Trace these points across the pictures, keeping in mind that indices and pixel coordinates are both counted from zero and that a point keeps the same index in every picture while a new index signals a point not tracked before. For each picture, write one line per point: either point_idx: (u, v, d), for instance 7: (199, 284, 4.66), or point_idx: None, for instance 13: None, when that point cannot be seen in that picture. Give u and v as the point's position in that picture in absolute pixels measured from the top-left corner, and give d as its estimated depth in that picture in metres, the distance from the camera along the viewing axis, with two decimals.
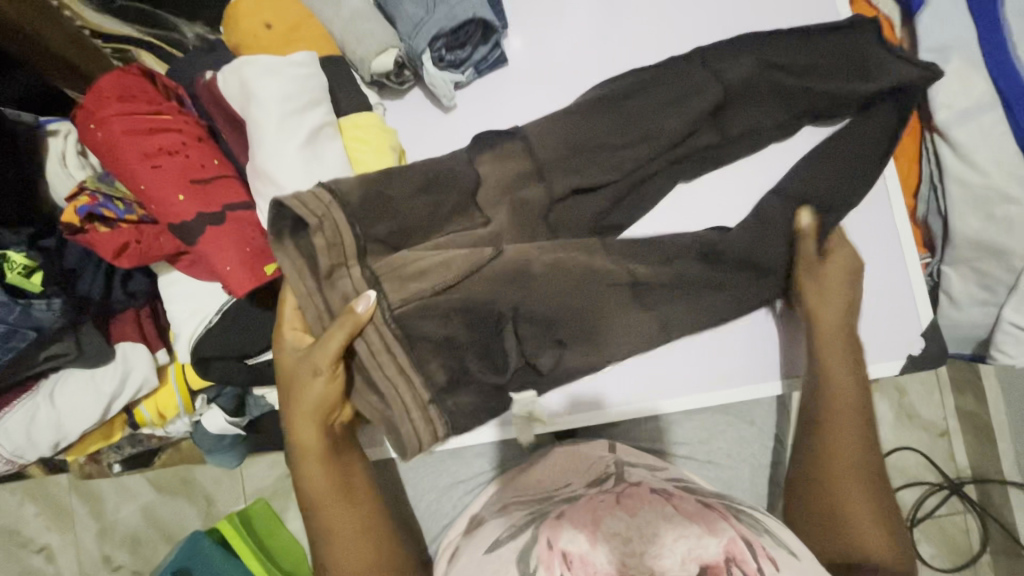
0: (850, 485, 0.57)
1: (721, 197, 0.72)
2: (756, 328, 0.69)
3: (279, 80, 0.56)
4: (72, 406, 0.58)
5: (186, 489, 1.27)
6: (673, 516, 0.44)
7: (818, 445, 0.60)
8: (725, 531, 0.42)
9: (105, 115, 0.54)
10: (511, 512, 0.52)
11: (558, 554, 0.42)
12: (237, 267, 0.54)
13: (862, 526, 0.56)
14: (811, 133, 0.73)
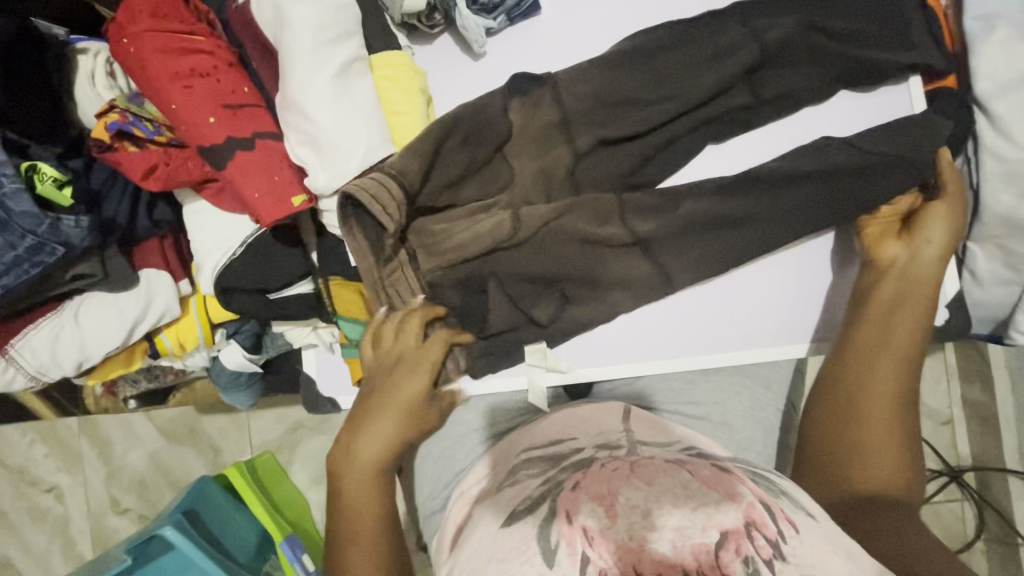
0: (875, 426, 0.54)
1: (749, 159, 0.71)
2: (777, 290, 0.70)
3: (313, 8, 0.55)
4: (97, 327, 0.58)
5: (194, 437, 1.28)
6: (691, 483, 0.42)
7: (857, 383, 0.57)
8: (744, 496, 0.41)
9: (137, 31, 0.53)
10: (522, 480, 0.51)
11: (578, 530, 0.41)
12: (265, 196, 0.54)
13: (868, 459, 0.53)
14: (848, 98, 0.71)
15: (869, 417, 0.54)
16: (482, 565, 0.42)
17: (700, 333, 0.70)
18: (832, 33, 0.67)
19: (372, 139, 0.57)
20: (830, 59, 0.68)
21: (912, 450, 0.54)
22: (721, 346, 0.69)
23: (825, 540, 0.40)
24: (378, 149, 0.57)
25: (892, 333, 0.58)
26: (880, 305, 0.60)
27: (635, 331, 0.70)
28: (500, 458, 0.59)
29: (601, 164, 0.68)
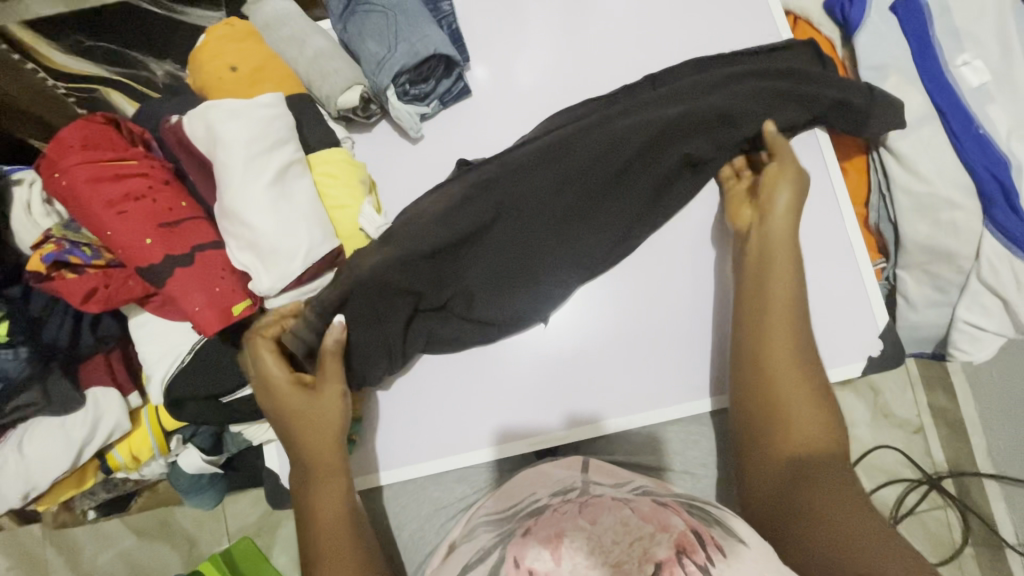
0: (783, 371, 0.56)
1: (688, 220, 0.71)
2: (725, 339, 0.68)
3: (244, 123, 0.58)
4: (42, 454, 0.57)
5: (166, 532, 1.23)
6: (630, 518, 0.44)
7: (751, 345, 0.59)
8: (676, 525, 0.42)
9: (68, 164, 0.55)
10: (479, 533, 0.54)
11: (524, 571, 0.42)
12: (205, 308, 0.55)
13: (799, 417, 0.54)
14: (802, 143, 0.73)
15: (786, 410, 0.54)
16: None
17: (677, 379, 0.69)
18: (735, 96, 0.68)
19: (313, 239, 0.58)
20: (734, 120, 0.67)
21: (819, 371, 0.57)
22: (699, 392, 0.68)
23: (754, 563, 0.40)
24: (319, 245, 0.59)
25: (768, 305, 0.59)
26: (755, 269, 0.62)
27: (604, 396, 0.69)
28: (465, 523, 0.59)
29: (511, 271, 0.66)
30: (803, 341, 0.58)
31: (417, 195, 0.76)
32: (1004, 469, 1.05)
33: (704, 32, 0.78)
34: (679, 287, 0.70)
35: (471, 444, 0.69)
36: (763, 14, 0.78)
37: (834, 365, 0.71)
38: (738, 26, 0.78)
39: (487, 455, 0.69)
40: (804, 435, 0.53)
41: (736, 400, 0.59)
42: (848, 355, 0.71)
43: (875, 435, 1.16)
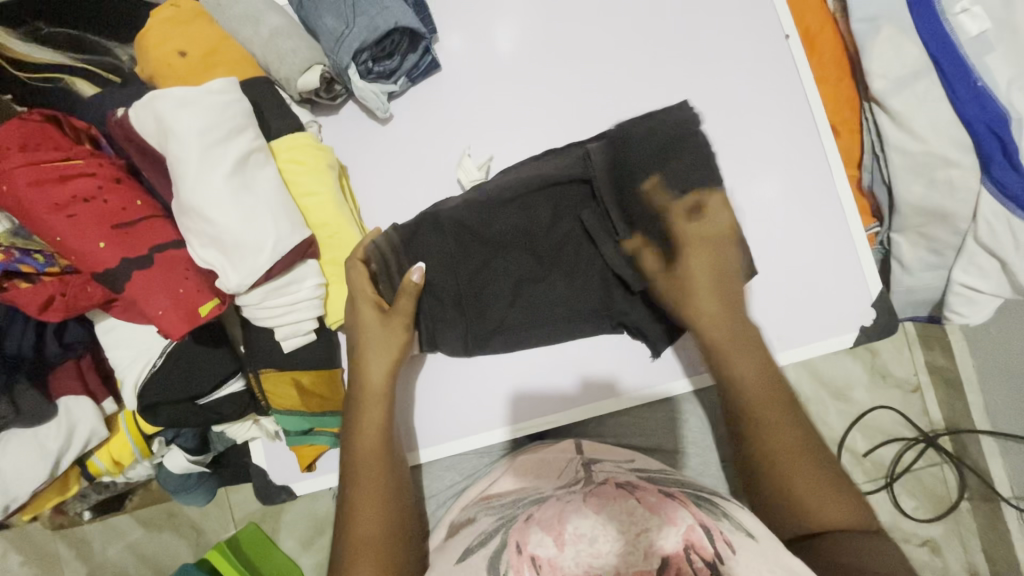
0: (798, 465, 0.52)
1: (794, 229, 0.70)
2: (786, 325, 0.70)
3: (195, 111, 0.54)
4: (18, 467, 0.56)
5: (173, 522, 1.26)
6: (635, 509, 0.46)
7: (762, 429, 0.55)
8: (684, 520, 0.44)
9: (8, 166, 0.51)
10: (479, 517, 0.54)
11: (527, 558, 0.44)
12: (170, 310, 0.53)
13: (817, 497, 0.51)
14: (827, 146, 0.71)
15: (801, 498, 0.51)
16: None
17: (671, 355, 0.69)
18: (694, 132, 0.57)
19: (280, 230, 0.56)
20: (603, 195, 0.59)
21: (837, 466, 0.53)
22: (695, 365, 0.69)
23: (761, 557, 0.41)
24: (288, 238, 0.57)
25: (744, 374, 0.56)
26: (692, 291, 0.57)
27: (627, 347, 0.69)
28: (460, 505, 0.60)
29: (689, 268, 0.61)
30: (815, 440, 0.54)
31: (392, 179, 0.73)
32: (1001, 425, 1.04)
33: None
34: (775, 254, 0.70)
35: (487, 423, 0.69)
36: None
37: (830, 334, 0.70)
38: None
39: (500, 434, 0.69)
40: (833, 513, 0.50)
41: (748, 482, 0.55)
42: (839, 326, 0.69)
43: (872, 397, 1.15)
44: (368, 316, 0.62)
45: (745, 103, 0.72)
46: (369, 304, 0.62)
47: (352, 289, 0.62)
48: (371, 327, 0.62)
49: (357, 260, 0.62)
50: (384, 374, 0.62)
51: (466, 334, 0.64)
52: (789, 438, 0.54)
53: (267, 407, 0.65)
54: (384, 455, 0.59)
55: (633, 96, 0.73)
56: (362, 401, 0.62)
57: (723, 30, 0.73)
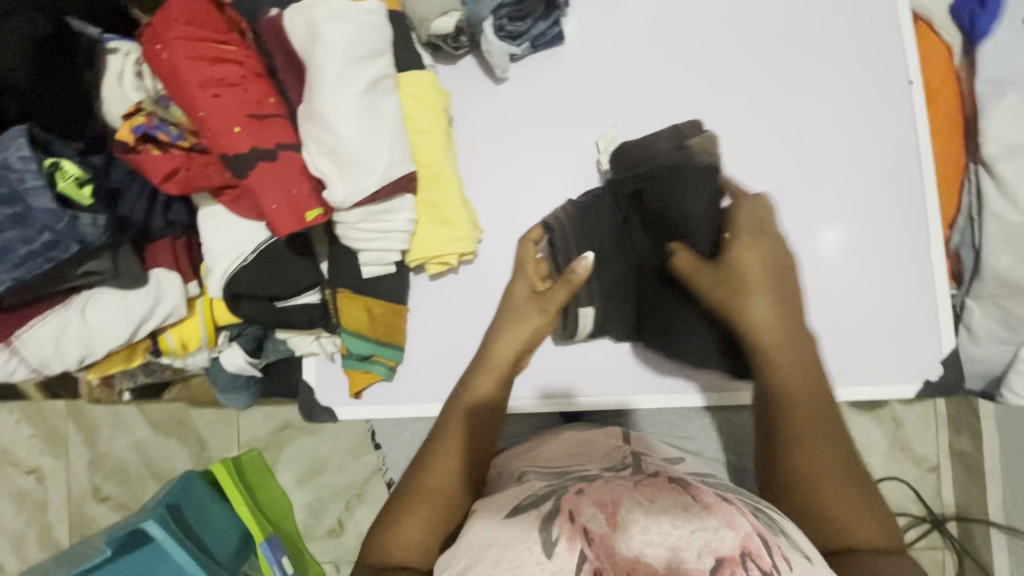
0: (828, 482, 0.52)
1: (890, 284, 0.71)
2: (886, 374, 0.70)
3: (348, 25, 0.56)
4: (102, 325, 0.58)
5: (181, 430, 1.32)
6: (691, 506, 0.45)
7: (789, 445, 0.55)
8: (742, 526, 0.43)
9: (170, 36, 0.53)
10: (531, 481, 0.53)
11: (579, 529, 0.43)
12: (282, 208, 0.55)
13: (839, 506, 0.51)
14: (925, 200, 0.71)
15: (829, 503, 0.51)
16: (482, 550, 0.45)
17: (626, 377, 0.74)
18: (687, 171, 0.65)
19: (393, 157, 0.58)
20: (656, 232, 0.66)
21: (864, 483, 0.53)
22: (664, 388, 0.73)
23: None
24: (398, 166, 0.58)
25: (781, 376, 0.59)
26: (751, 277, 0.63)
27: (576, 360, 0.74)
28: (493, 469, 0.63)
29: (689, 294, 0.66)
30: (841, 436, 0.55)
31: (495, 139, 0.74)
32: (1015, 522, 1.01)
33: (821, 15, 0.74)
34: (898, 300, 0.70)
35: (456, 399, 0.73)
36: (887, 7, 0.73)
37: (889, 382, 0.70)
38: (854, 15, 0.74)
39: None
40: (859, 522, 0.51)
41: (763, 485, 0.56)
42: (902, 374, 0.70)
43: (887, 466, 1.13)
44: (524, 295, 0.67)
45: (851, 139, 0.72)
46: (527, 283, 0.68)
47: (521, 268, 0.69)
48: (530, 301, 0.67)
49: (530, 244, 0.69)
50: (518, 341, 0.66)
51: (620, 313, 0.70)
52: (835, 444, 0.55)
53: (336, 324, 0.67)
54: (476, 426, 0.61)
55: (741, 110, 0.74)
56: (483, 356, 0.67)
57: (849, 63, 0.73)
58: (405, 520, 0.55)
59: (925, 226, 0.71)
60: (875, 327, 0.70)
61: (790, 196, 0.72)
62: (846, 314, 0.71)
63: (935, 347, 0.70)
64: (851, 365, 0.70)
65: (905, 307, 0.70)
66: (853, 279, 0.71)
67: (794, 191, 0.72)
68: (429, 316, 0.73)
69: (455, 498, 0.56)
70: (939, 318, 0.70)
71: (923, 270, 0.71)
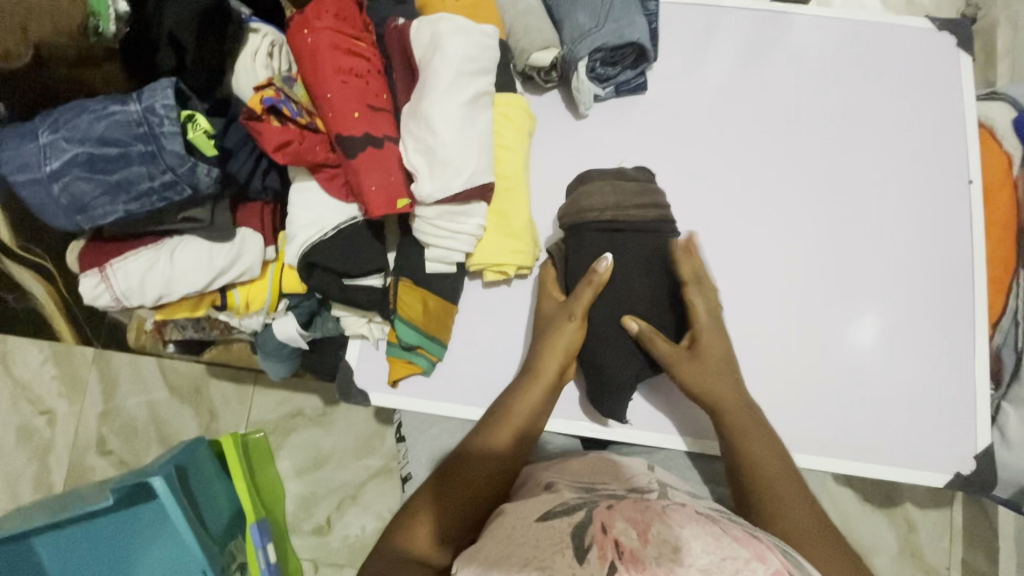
0: (813, 541, 0.57)
1: (931, 371, 0.72)
2: (919, 459, 0.70)
3: (465, 42, 0.62)
4: (186, 269, 0.62)
5: (195, 399, 1.34)
6: (722, 536, 0.46)
7: (767, 513, 0.60)
8: (773, 562, 0.44)
9: (318, 25, 0.60)
10: (560, 490, 0.55)
11: (612, 540, 0.44)
12: (378, 191, 0.60)
13: (832, 561, 0.56)
14: (972, 296, 0.73)
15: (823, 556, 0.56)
16: (513, 547, 0.46)
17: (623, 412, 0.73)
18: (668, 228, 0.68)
19: (480, 165, 0.62)
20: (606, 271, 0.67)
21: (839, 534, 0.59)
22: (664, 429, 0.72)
23: None
24: (481, 174, 0.63)
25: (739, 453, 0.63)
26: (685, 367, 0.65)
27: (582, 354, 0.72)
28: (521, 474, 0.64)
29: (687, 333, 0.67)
30: (810, 499, 0.61)
31: (566, 168, 0.79)
32: None
33: (889, 107, 0.78)
34: (937, 388, 0.71)
35: (459, 401, 0.73)
36: (953, 110, 0.78)
37: (922, 468, 0.70)
38: (921, 112, 0.78)
39: (464, 416, 0.73)
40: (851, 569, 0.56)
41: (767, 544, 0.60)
42: (935, 463, 0.70)
43: (894, 569, 1.09)
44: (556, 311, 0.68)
45: (905, 224, 0.75)
46: (553, 300, 0.70)
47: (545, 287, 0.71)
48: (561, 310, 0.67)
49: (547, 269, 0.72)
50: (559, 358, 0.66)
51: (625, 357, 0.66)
52: (778, 475, 0.62)
53: (391, 312, 0.70)
54: (516, 443, 0.62)
55: (804, 179, 0.77)
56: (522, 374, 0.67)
57: (913, 154, 0.77)
58: (428, 511, 0.57)
59: (972, 321, 0.73)
60: (912, 411, 0.71)
61: (840, 271, 0.74)
62: (884, 393, 0.71)
63: (972, 441, 0.70)
64: (885, 444, 0.70)
65: (946, 396, 0.71)
66: (896, 361, 0.72)
67: (844, 263, 0.75)
68: (476, 321, 0.75)
69: (479, 496, 0.58)
70: (980, 413, 0.70)
71: (966, 362, 0.72)
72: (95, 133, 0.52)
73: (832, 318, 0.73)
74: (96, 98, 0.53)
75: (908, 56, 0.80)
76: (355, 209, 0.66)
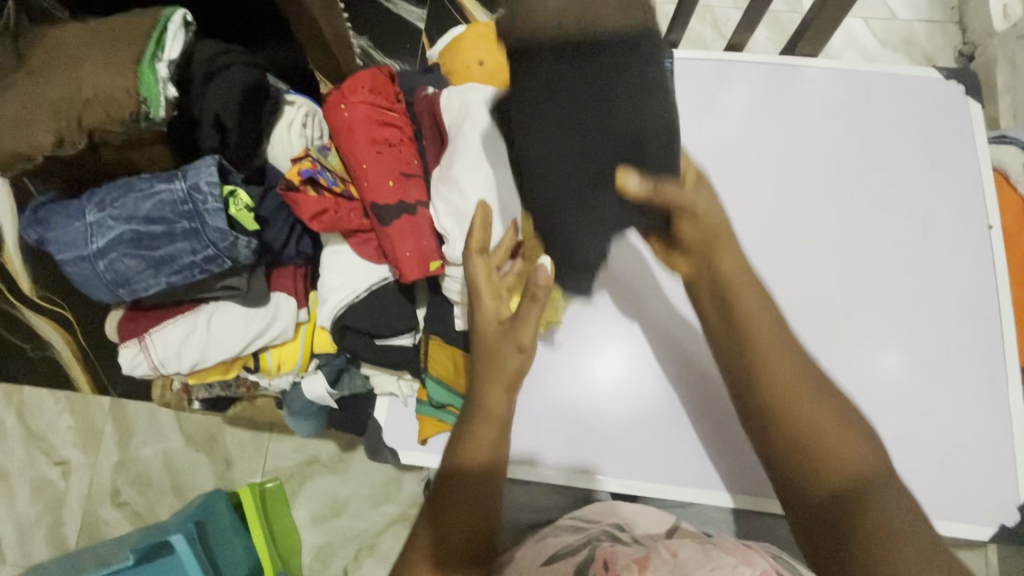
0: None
1: (967, 419, 0.71)
2: (962, 512, 0.69)
3: (494, 108, 0.64)
4: (221, 336, 0.63)
5: (211, 447, 1.33)
6: (712, 551, 0.52)
7: (859, 555, 0.42)
8: (759, 564, 0.51)
9: (353, 100, 0.64)
10: (559, 533, 0.61)
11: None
12: (411, 255, 0.63)
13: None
14: (1001, 342, 0.73)
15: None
16: None
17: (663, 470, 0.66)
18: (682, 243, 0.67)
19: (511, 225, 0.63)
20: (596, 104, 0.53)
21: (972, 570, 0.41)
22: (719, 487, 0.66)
23: None
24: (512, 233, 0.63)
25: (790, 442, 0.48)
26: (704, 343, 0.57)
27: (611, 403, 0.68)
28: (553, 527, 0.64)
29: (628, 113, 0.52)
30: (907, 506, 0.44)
31: None
32: None
33: (903, 155, 0.80)
34: (974, 436, 0.70)
35: None
36: (966, 156, 0.80)
37: (966, 520, 0.68)
38: (935, 159, 0.80)
39: None
40: None
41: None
42: (978, 514, 0.69)
43: None
44: (501, 330, 0.56)
45: (928, 269, 0.76)
46: (491, 306, 0.57)
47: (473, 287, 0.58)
48: (508, 331, 0.56)
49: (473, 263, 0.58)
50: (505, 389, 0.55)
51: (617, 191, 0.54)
52: (876, 496, 0.43)
53: (422, 370, 0.70)
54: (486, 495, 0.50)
55: (825, 227, 0.78)
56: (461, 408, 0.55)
57: (930, 200, 0.78)
58: None
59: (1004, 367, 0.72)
60: (951, 462, 0.70)
61: (866, 317, 0.75)
62: (922, 443, 0.70)
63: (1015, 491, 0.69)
64: (927, 497, 0.69)
65: (984, 445, 0.70)
66: (931, 409, 0.71)
67: (869, 309, 0.75)
68: None
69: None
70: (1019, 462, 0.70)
71: (1001, 409, 0.71)
72: (142, 212, 0.54)
73: (863, 365, 0.73)
74: (143, 177, 0.55)
75: (918, 105, 0.82)
76: (385, 270, 0.67)
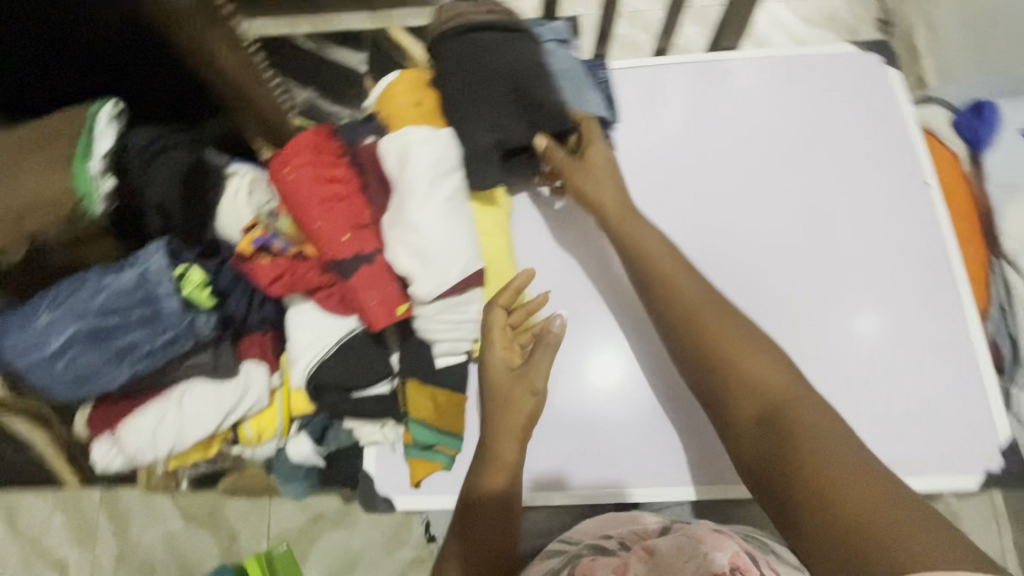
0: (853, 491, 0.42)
1: (935, 374, 0.73)
2: (947, 463, 0.70)
3: (433, 149, 0.67)
4: (195, 414, 0.62)
5: (212, 521, 1.30)
6: (686, 543, 0.52)
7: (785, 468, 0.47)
8: (731, 546, 0.51)
9: (296, 162, 0.65)
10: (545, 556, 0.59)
11: None
12: (377, 303, 0.63)
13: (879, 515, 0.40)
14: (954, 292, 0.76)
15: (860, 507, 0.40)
16: None
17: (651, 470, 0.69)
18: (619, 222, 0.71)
19: (469, 256, 0.65)
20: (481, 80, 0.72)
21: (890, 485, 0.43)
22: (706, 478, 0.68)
23: None
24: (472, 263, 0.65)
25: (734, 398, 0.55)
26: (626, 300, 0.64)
27: (595, 410, 0.70)
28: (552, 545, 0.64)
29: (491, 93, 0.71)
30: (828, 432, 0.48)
31: None
32: None
33: (834, 129, 0.83)
34: (945, 387, 0.72)
35: None
36: (892, 120, 0.83)
37: (951, 472, 0.70)
38: (864, 127, 0.83)
39: None
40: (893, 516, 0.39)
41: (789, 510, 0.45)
42: (962, 464, 0.70)
43: None
44: (520, 376, 0.62)
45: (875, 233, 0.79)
46: (502, 356, 0.63)
47: (489, 334, 0.63)
48: (523, 377, 0.62)
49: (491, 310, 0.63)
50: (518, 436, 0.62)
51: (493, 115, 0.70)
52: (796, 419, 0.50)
53: (404, 414, 0.70)
54: (501, 518, 0.60)
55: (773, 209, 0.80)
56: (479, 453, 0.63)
57: (866, 167, 0.81)
58: None
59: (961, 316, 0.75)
60: (927, 417, 0.71)
61: (824, 289, 0.77)
62: (898, 403, 0.72)
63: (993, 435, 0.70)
64: (910, 455, 0.71)
65: (955, 396, 0.72)
66: (901, 369, 0.73)
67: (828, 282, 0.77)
68: None
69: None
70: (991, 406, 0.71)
71: (966, 358, 0.73)
72: (95, 305, 0.54)
73: (828, 336, 0.75)
74: (93, 271, 0.56)
75: (838, 79, 0.85)
76: (353, 321, 0.67)
